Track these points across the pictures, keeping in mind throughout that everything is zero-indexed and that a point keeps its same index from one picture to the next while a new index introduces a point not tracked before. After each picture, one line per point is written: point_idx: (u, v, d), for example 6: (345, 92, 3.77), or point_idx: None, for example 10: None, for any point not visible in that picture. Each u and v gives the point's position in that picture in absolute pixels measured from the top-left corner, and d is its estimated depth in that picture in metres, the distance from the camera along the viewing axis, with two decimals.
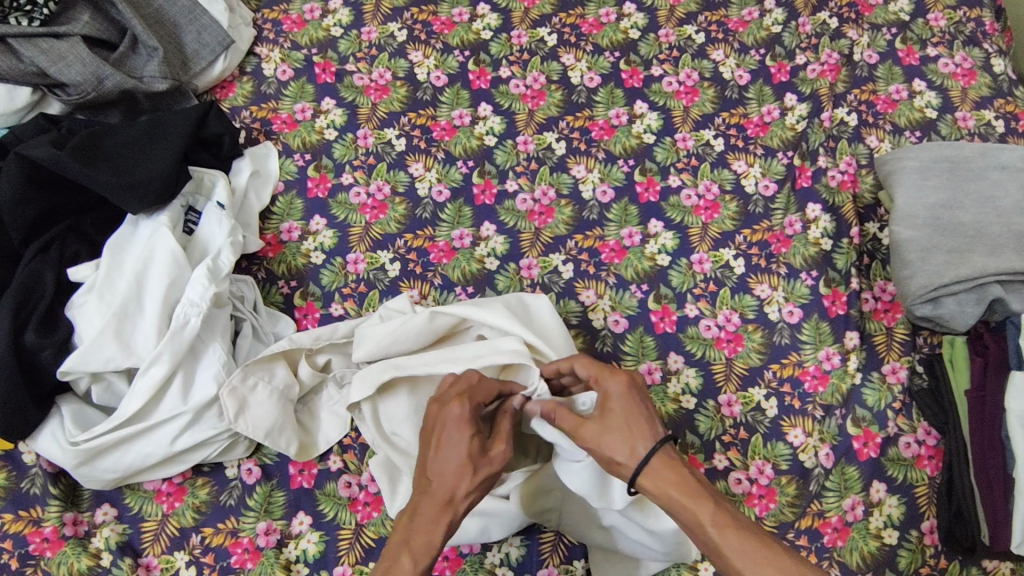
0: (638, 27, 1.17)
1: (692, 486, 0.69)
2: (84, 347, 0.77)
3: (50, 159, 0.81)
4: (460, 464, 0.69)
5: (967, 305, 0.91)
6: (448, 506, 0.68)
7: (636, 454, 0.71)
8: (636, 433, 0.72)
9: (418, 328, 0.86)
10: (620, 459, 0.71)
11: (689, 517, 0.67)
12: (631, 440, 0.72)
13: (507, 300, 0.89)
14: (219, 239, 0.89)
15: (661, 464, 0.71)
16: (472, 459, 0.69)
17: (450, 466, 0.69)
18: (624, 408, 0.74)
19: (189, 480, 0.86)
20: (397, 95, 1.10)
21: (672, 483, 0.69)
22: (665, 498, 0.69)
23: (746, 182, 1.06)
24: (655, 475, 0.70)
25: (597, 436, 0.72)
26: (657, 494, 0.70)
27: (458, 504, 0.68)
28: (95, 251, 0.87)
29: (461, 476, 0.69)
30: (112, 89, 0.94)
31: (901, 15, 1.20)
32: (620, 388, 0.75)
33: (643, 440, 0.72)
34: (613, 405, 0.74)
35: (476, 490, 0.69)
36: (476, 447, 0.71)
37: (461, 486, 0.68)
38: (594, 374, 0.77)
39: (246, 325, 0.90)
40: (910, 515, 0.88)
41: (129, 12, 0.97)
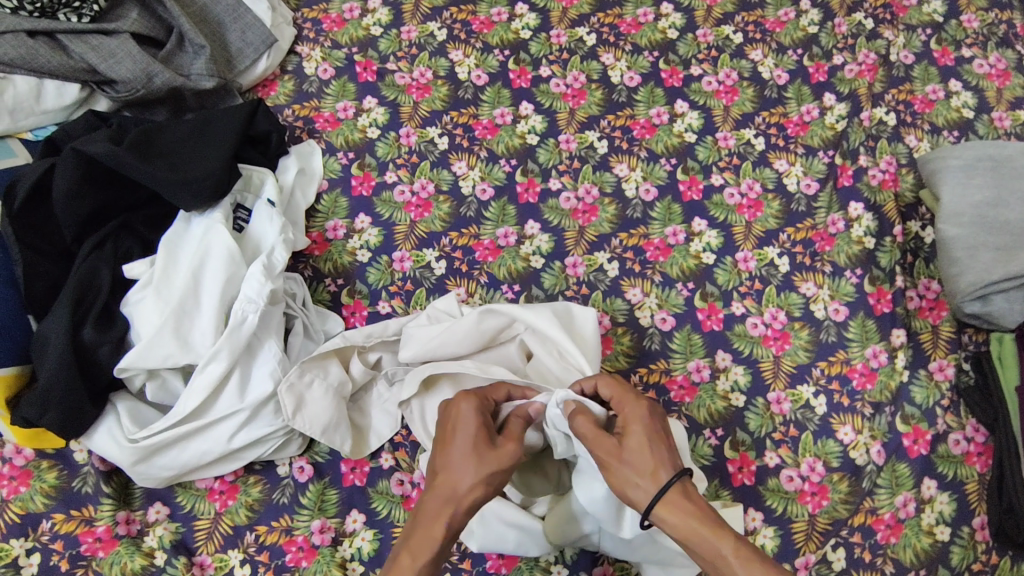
0: (676, 27, 1.18)
1: (710, 517, 0.66)
2: (144, 344, 0.77)
3: (107, 154, 0.80)
4: (465, 461, 0.69)
5: (1016, 303, 0.91)
6: (450, 499, 0.68)
7: (658, 478, 0.69)
8: (656, 460, 0.70)
9: (465, 329, 0.86)
10: (636, 481, 0.69)
11: (709, 550, 0.64)
12: (650, 465, 0.69)
13: (554, 306, 0.88)
14: (272, 236, 0.89)
15: (678, 492, 0.68)
16: (476, 455, 0.70)
17: (451, 460, 0.70)
18: (646, 437, 0.71)
19: (241, 478, 0.85)
20: (438, 94, 1.10)
21: (688, 511, 0.67)
22: (681, 529, 0.66)
23: (788, 181, 1.07)
24: (672, 503, 0.67)
25: (616, 458, 0.70)
26: (673, 525, 0.67)
27: (461, 500, 0.68)
28: (148, 249, 0.86)
29: (461, 467, 0.69)
30: (161, 86, 0.94)
31: (934, 17, 1.21)
32: (644, 413, 0.73)
33: (667, 466, 0.69)
34: (634, 428, 0.72)
35: (484, 483, 0.69)
36: (483, 445, 0.71)
37: (464, 478, 0.68)
38: (618, 395, 0.75)
39: (298, 322, 0.90)
40: (961, 512, 0.89)
41: (177, 9, 0.97)
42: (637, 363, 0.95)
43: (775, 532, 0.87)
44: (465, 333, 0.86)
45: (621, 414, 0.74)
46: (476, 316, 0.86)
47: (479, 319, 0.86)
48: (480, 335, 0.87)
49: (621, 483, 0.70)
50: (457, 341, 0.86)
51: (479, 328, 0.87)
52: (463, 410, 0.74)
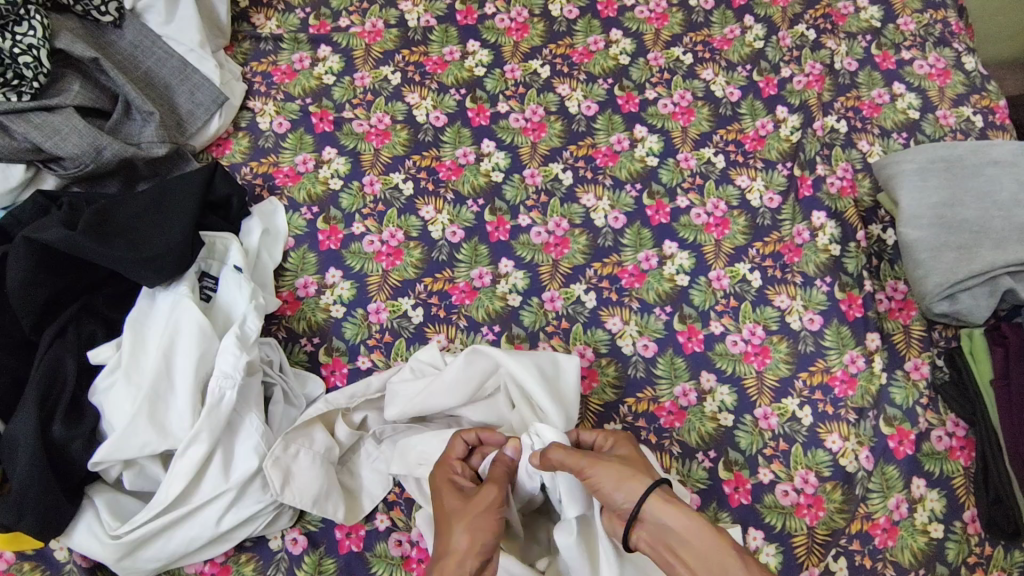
0: (627, 53, 1.19)
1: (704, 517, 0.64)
2: (118, 434, 0.74)
3: (63, 240, 0.77)
4: (449, 518, 0.69)
5: (981, 299, 0.94)
6: (445, 555, 0.66)
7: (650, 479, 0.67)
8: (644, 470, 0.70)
9: (449, 375, 0.85)
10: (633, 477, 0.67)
11: (707, 541, 0.61)
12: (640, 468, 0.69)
13: (540, 359, 0.86)
14: (241, 304, 0.86)
15: (665, 491, 0.66)
16: (457, 509, 0.70)
17: (441, 523, 0.70)
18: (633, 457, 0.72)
19: (232, 558, 0.81)
20: (398, 138, 1.09)
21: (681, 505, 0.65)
22: (681, 522, 0.63)
23: (751, 196, 1.09)
24: (664, 498, 0.65)
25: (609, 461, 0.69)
26: (672, 520, 0.63)
27: (456, 549, 0.66)
28: (112, 330, 0.83)
29: (449, 523, 0.68)
30: (111, 158, 0.90)
31: (872, 22, 1.25)
32: (628, 444, 0.75)
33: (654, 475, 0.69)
34: (618, 447, 0.75)
35: (474, 528, 0.67)
36: (459, 501, 0.71)
37: (454, 527, 0.67)
38: (601, 435, 0.77)
39: (277, 389, 0.87)
40: (951, 507, 0.91)
41: (121, 78, 0.94)
42: (624, 394, 0.95)
43: (777, 549, 0.88)
44: (446, 377, 0.85)
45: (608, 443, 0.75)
46: (461, 359, 0.85)
47: (465, 362, 0.86)
48: (465, 380, 0.85)
49: (613, 480, 0.67)
50: (438, 387, 0.85)
51: (460, 373, 0.85)
52: (438, 478, 0.75)
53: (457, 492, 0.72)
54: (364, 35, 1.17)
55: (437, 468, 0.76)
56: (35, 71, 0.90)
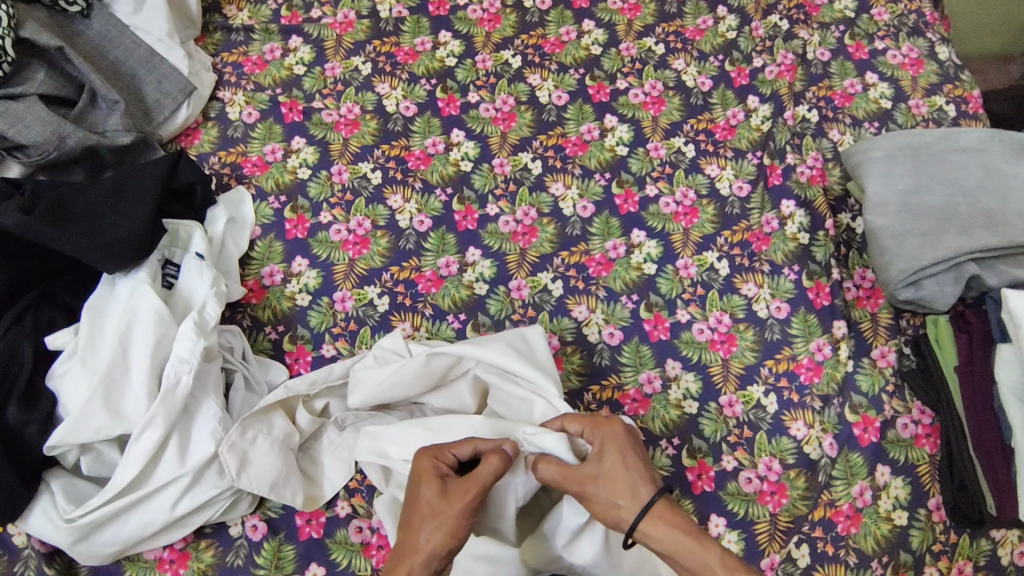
0: (599, 43, 1.19)
1: (694, 531, 0.65)
2: (72, 418, 0.74)
3: (19, 227, 0.77)
4: (422, 514, 0.68)
5: (945, 285, 0.94)
6: (409, 552, 0.66)
7: (637, 497, 0.68)
8: (632, 480, 0.69)
9: (409, 374, 0.84)
10: (619, 504, 0.68)
11: (690, 557, 0.64)
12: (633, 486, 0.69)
13: (511, 340, 0.86)
14: (202, 291, 0.86)
15: (660, 508, 0.67)
16: (433, 506, 0.68)
17: (411, 513, 0.69)
18: (620, 457, 0.71)
19: (191, 544, 0.81)
20: (368, 128, 1.09)
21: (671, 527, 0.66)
22: (669, 545, 0.65)
23: (720, 185, 1.09)
24: (655, 520, 0.67)
25: (592, 484, 0.69)
26: (659, 542, 0.66)
27: (421, 551, 0.66)
28: (72, 316, 0.83)
29: (421, 521, 0.67)
30: (74, 146, 0.91)
31: (846, 13, 1.25)
32: (615, 434, 0.73)
33: (643, 485, 0.69)
34: (607, 452, 0.71)
35: (443, 531, 0.66)
36: (434, 496, 0.69)
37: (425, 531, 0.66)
38: (587, 425, 0.74)
39: (238, 376, 0.87)
40: (916, 494, 0.90)
41: (85, 66, 0.94)
42: (589, 381, 0.95)
43: (739, 536, 0.88)
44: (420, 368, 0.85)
45: (597, 440, 0.73)
46: (422, 358, 0.83)
47: (426, 361, 0.84)
48: (426, 376, 0.84)
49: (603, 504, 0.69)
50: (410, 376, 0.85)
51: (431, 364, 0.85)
52: (423, 466, 0.72)
53: (436, 485, 0.69)
54: (336, 26, 1.17)
55: (422, 453, 0.73)
56: None
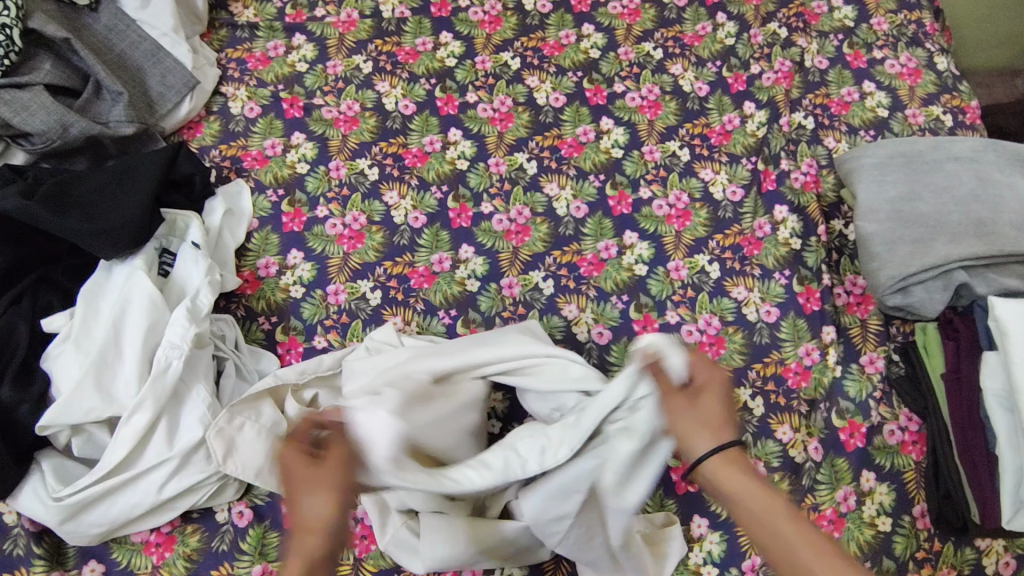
0: (597, 47, 1.21)
1: (765, 485, 0.65)
2: (64, 398, 0.76)
3: (18, 210, 0.79)
4: (303, 486, 0.64)
5: (935, 292, 0.94)
6: (306, 530, 0.62)
7: (719, 435, 0.68)
8: (719, 418, 0.70)
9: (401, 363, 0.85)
10: (696, 437, 0.69)
11: (757, 498, 0.64)
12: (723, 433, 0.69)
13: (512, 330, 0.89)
14: (196, 279, 0.88)
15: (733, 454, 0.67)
16: (303, 477, 0.64)
17: (290, 487, 0.65)
18: (718, 396, 0.71)
19: (177, 528, 0.82)
20: (367, 125, 1.11)
21: (743, 479, 0.66)
22: (735, 485, 0.65)
23: (714, 189, 1.09)
24: (730, 460, 0.67)
25: (684, 409, 0.71)
26: (732, 483, 0.66)
27: (317, 524, 0.62)
28: (69, 300, 0.85)
29: (303, 494, 0.63)
30: (78, 135, 0.93)
31: (846, 22, 1.26)
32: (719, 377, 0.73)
33: (727, 426, 0.69)
34: (703, 387, 0.72)
35: (331, 497, 0.63)
36: (307, 464, 0.65)
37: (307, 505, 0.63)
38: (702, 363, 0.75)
39: (229, 364, 0.89)
40: (901, 501, 0.90)
41: (91, 58, 0.97)
42: None
43: (722, 537, 0.88)
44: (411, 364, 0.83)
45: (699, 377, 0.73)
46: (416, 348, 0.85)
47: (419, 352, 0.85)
48: None
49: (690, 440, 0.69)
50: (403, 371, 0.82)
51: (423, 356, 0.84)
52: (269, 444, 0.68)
53: (303, 454, 0.65)
54: (339, 25, 1.19)
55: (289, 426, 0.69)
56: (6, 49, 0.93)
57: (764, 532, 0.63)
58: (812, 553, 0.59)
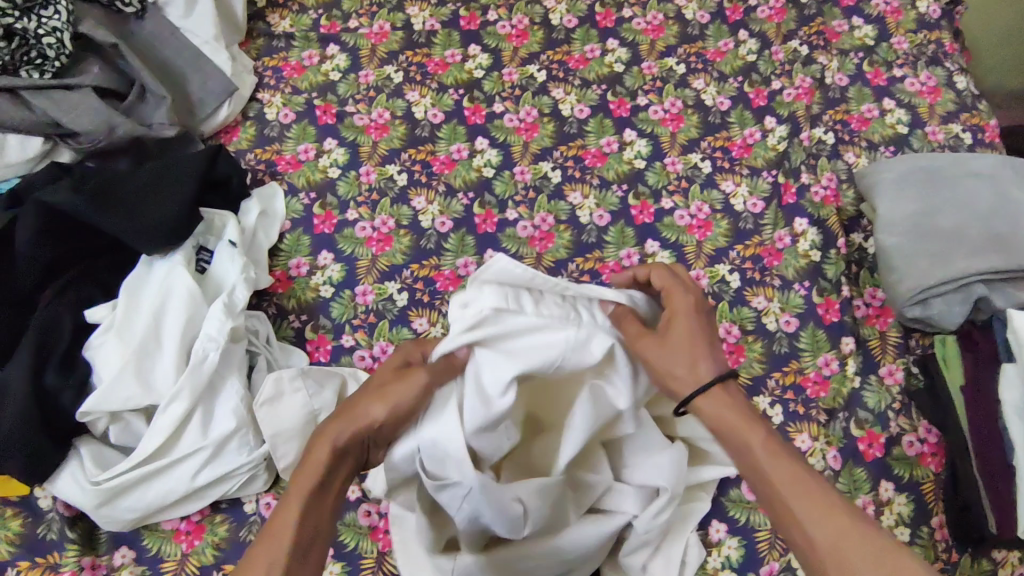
0: (622, 61, 1.24)
1: (743, 415, 0.70)
2: (105, 387, 0.78)
3: (67, 205, 0.83)
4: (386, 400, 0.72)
5: (954, 305, 0.95)
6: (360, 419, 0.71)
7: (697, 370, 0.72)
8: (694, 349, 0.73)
9: None
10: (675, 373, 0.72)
11: (738, 435, 0.69)
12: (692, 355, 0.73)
13: None
14: (232, 275, 0.91)
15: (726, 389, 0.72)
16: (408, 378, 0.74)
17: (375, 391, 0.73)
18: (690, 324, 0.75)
19: (207, 517, 0.84)
20: (396, 133, 1.14)
21: (726, 418, 0.70)
22: (716, 421, 0.71)
23: (735, 201, 1.11)
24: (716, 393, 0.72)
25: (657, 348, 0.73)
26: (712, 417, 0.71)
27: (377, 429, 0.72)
28: (110, 293, 0.88)
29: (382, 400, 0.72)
30: (123, 136, 0.97)
31: (866, 41, 1.28)
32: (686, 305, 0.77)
33: (705, 358, 0.73)
34: (676, 320, 0.75)
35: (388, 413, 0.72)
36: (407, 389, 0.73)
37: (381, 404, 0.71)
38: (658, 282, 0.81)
39: (261, 358, 0.91)
40: (919, 512, 0.91)
41: (138, 64, 1.01)
42: None
43: (740, 542, 0.88)
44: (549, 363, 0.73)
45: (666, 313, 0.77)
46: None
47: None
48: None
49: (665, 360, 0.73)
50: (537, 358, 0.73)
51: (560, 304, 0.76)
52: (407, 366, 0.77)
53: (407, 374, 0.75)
54: (371, 36, 1.23)
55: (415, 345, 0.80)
56: (57, 52, 0.97)
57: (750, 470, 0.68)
58: (805, 506, 0.62)
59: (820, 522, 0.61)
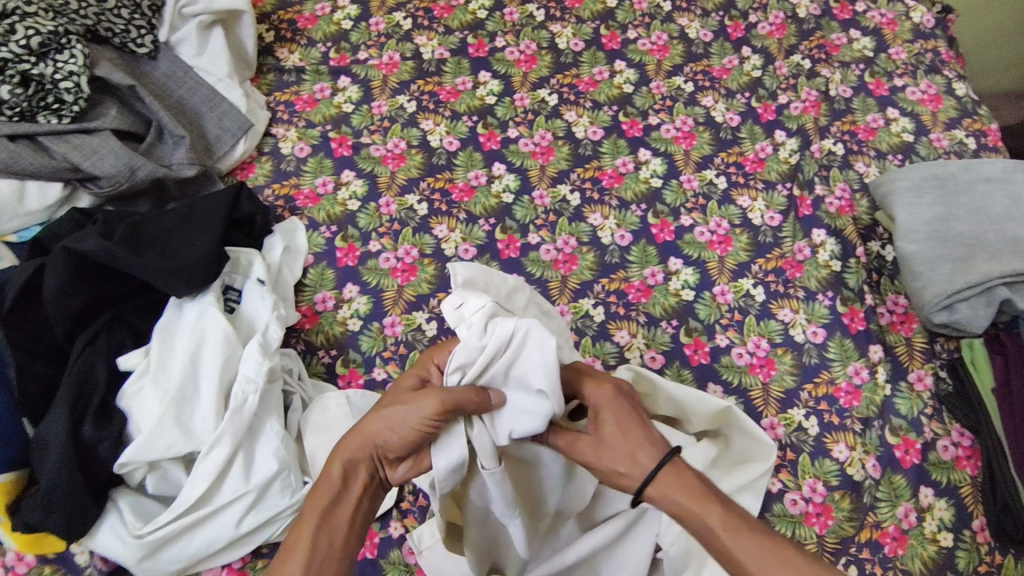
0: (630, 82, 1.25)
1: (697, 487, 0.63)
2: (145, 436, 0.77)
3: (99, 250, 0.81)
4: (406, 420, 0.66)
5: (979, 309, 0.97)
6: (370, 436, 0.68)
7: (637, 462, 0.65)
8: (631, 443, 0.66)
9: None
10: (620, 471, 0.66)
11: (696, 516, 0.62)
12: (630, 446, 0.66)
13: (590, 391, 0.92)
14: (264, 315, 0.90)
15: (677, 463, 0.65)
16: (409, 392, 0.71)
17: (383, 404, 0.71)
18: (616, 420, 0.68)
19: (249, 564, 0.81)
20: (414, 162, 1.14)
21: (679, 487, 0.64)
22: (675, 504, 0.63)
23: (753, 215, 1.12)
24: (671, 474, 0.65)
25: (594, 453, 0.67)
26: (663, 499, 0.64)
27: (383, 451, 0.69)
28: (140, 339, 0.87)
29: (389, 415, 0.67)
30: (144, 178, 0.96)
31: (865, 52, 1.31)
32: (604, 396, 0.70)
33: (643, 447, 0.66)
34: (604, 417, 0.68)
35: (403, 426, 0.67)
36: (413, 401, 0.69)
37: (388, 426, 0.67)
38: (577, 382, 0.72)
39: (296, 397, 0.90)
40: (960, 516, 0.91)
41: (156, 104, 1.00)
42: None
43: None
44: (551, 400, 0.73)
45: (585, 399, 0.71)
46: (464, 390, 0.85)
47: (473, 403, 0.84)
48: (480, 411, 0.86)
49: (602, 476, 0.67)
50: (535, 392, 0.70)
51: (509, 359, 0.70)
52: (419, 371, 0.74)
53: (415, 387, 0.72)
54: (381, 67, 1.23)
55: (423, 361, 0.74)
56: (75, 96, 0.96)
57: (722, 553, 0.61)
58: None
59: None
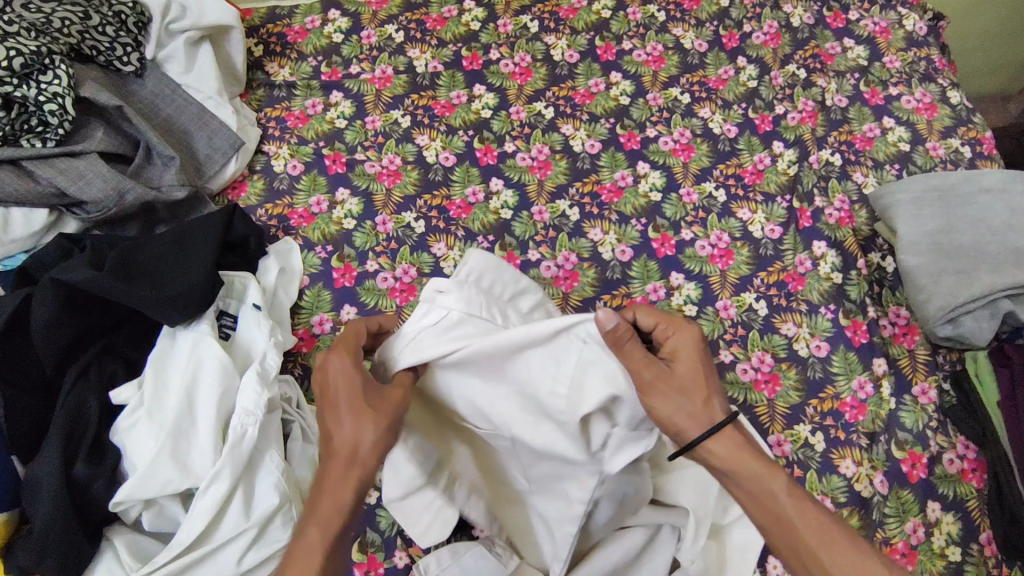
0: (626, 93, 1.24)
1: (764, 456, 0.71)
2: (141, 474, 0.74)
3: (88, 282, 0.78)
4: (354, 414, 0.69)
5: (983, 321, 0.97)
6: (343, 449, 0.68)
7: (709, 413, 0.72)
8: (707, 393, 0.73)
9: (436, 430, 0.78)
10: (689, 418, 0.71)
11: (759, 482, 0.69)
12: (697, 402, 0.72)
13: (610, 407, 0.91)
14: (261, 342, 0.87)
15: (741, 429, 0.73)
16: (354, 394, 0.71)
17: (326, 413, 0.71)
18: (694, 366, 0.74)
19: None
20: (409, 178, 1.12)
21: (749, 453, 0.70)
22: (732, 462, 0.71)
23: (753, 228, 1.12)
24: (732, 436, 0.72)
25: (669, 384, 0.71)
26: (720, 458, 0.71)
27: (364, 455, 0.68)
28: (133, 370, 0.84)
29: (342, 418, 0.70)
30: (133, 202, 0.93)
31: (859, 61, 1.31)
32: (690, 342, 0.75)
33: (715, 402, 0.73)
34: (680, 361, 0.74)
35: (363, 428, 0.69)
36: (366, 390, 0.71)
37: (346, 429, 0.69)
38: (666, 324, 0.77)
39: (296, 427, 0.87)
40: (967, 530, 0.91)
41: (143, 124, 0.97)
42: None
43: None
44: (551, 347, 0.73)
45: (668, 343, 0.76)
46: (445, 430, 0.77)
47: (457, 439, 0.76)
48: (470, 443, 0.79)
49: (670, 409, 0.71)
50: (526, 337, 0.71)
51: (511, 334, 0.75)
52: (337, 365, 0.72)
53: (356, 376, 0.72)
54: (374, 81, 1.21)
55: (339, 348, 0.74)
56: (60, 118, 0.93)
57: (771, 516, 0.69)
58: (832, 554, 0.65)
59: (842, 562, 0.64)
